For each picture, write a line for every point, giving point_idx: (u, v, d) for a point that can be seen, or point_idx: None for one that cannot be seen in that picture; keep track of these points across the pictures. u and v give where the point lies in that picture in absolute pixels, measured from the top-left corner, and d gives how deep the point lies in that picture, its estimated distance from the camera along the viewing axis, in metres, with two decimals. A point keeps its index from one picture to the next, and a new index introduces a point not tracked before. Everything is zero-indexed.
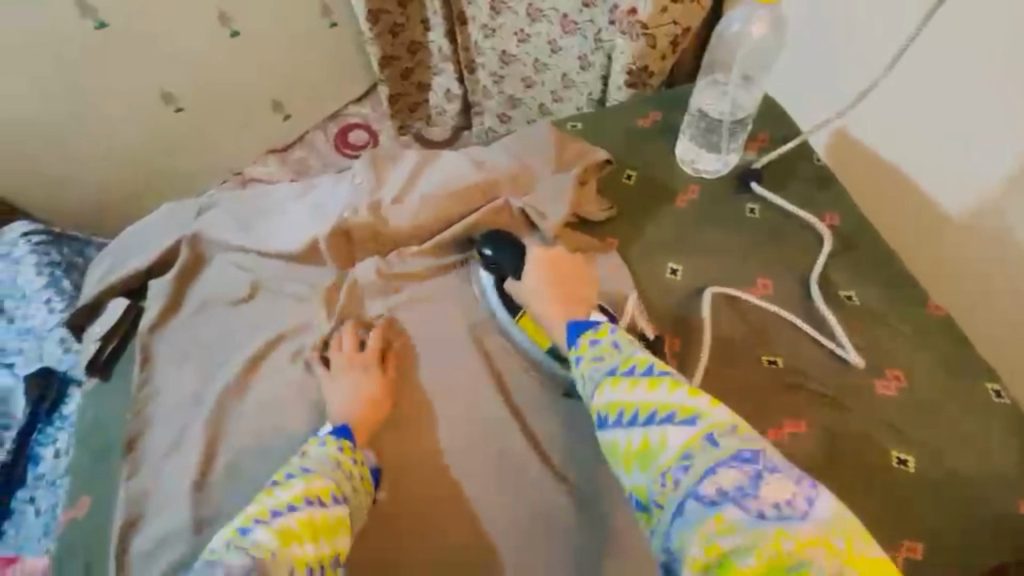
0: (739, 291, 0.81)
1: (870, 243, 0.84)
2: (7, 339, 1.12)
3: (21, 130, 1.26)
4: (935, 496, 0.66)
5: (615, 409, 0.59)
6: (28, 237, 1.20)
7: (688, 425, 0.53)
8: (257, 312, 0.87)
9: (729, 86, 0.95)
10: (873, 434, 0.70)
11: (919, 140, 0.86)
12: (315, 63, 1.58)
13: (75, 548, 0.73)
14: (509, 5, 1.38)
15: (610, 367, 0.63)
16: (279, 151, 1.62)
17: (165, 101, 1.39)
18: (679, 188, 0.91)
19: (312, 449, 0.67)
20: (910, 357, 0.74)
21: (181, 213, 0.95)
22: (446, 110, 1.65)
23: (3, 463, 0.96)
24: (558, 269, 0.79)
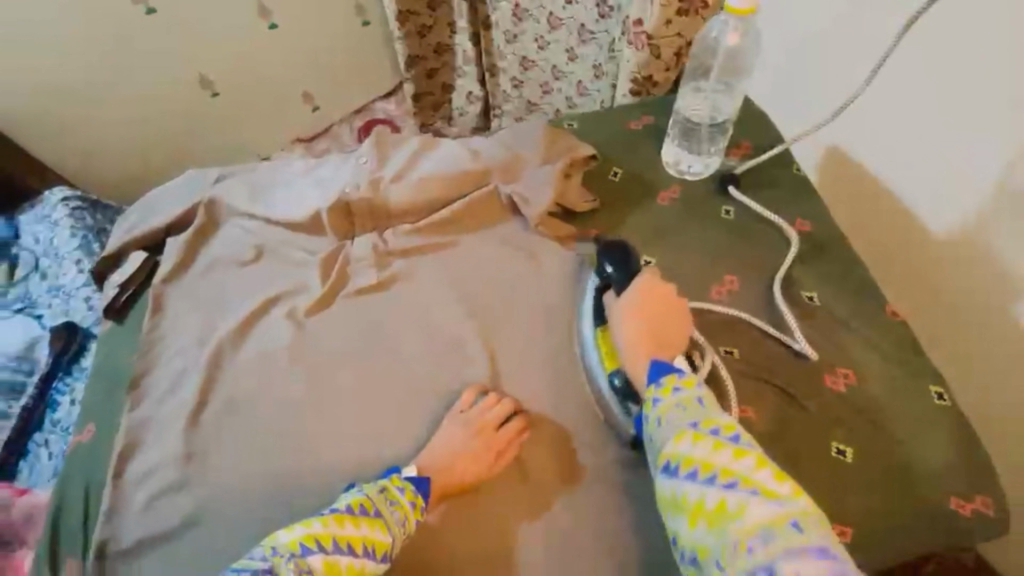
0: (709, 304, 0.84)
1: (837, 249, 0.88)
2: (43, 295, 1.24)
3: (69, 103, 1.38)
4: (869, 485, 0.70)
5: (691, 465, 0.61)
6: (66, 203, 1.31)
7: (772, 508, 0.56)
8: (258, 274, 0.95)
9: (709, 91, 1.00)
10: (817, 425, 0.74)
11: (913, 150, 0.93)
12: (346, 58, 1.68)
13: (78, 467, 0.81)
14: (531, 13, 1.46)
15: (692, 420, 0.64)
16: (306, 141, 1.73)
17: (203, 86, 1.50)
18: (663, 187, 0.96)
19: (393, 489, 0.70)
20: (863, 359, 0.78)
21: (198, 180, 1.03)
22: (468, 111, 1.74)
23: (26, 406, 1.07)
24: (661, 307, 0.78)
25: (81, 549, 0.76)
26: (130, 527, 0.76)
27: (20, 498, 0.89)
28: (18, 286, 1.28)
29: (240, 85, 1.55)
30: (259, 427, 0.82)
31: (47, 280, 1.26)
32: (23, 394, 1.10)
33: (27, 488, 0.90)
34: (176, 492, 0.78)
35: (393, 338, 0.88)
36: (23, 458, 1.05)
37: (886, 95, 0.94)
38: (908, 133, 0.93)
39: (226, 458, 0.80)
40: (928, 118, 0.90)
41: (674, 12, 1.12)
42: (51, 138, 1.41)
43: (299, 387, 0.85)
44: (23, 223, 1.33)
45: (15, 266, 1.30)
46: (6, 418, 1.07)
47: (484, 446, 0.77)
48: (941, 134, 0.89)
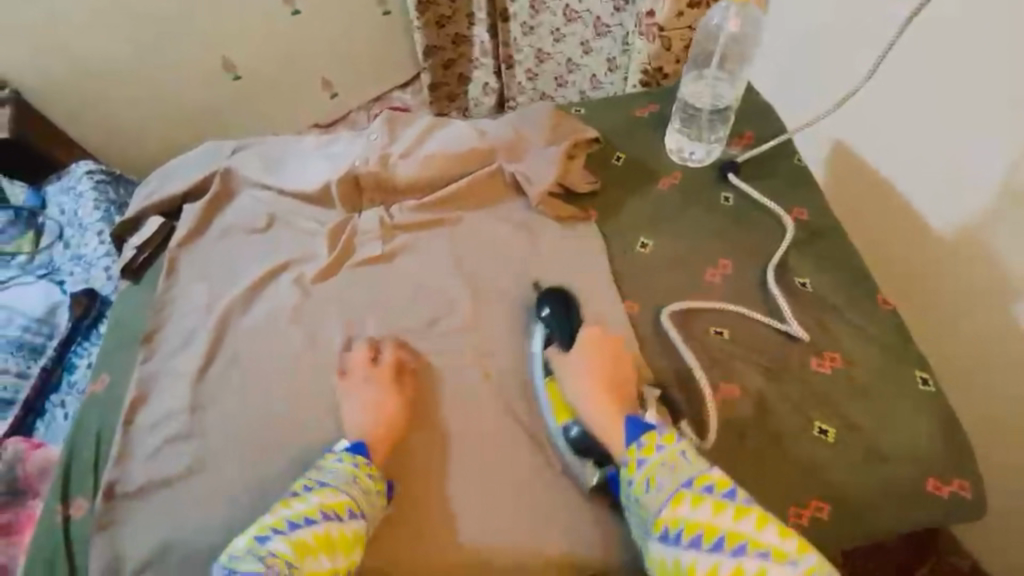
0: (692, 300, 0.85)
1: (832, 238, 0.89)
2: (65, 263, 1.31)
3: (99, 79, 1.44)
4: (847, 464, 0.72)
5: (694, 531, 0.61)
6: (91, 174, 1.36)
7: (784, 567, 0.57)
8: (269, 241, 0.99)
9: (711, 79, 1.02)
10: (801, 406, 0.76)
11: (915, 147, 0.94)
12: (365, 45, 1.72)
13: (91, 415, 0.85)
14: (548, 5, 1.48)
15: (685, 480, 0.65)
16: (323, 127, 1.77)
17: (226, 69, 1.55)
18: (663, 172, 0.98)
19: (328, 462, 0.73)
20: (850, 345, 0.80)
21: (217, 151, 1.07)
22: (482, 103, 1.76)
23: (45, 367, 1.13)
24: (615, 359, 0.80)
25: (89, 490, 0.79)
26: (136, 471, 0.79)
27: (36, 451, 0.95)
28: (42, 254, 1.34)
29: (261, 68, 1.60)
30: (263, 383, 0.86)
31: (69, 249, 1.32)
32: (42, 356, 1.16)
33: (41, 443, 0.97)
34: (181, 442, 0.81)
35: (393, 307, 0.92)
36: (39, 418, 1.11)
37: (889, 93, 0.95)
38: (910, 129, 0.94)
39: (230, 410, 0.84)
40: (930, 115, 0.90)
41: (686, 5, 1.14)
42: (79, 114, 1.47)
43: (302, 349, 0.88)
44: (50, 193, 1.39)
45: (41, 233, 1.36)
46: (25, 378, 1.13)
47: (393, 402, 0.82)
48: (944, 133, 0.89)
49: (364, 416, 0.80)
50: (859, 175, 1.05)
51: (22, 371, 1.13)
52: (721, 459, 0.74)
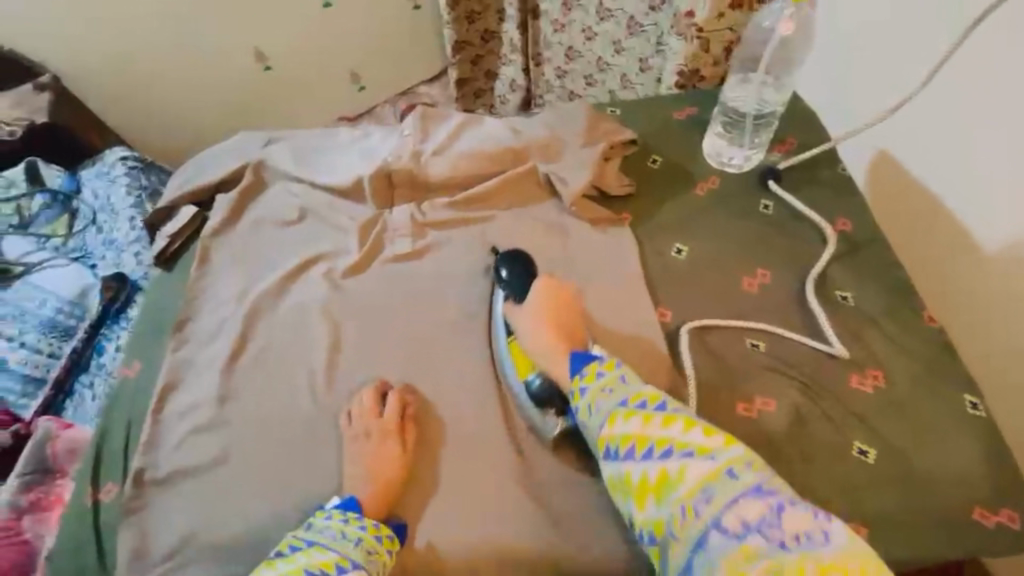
0: (714, 320, 0.82)
1: (877, 252, 0.85)
2: (98, 247, 1.32)
3: (135, 67, 1.48)
4: (886, 487, 0.69)
5: (628, 443, 0.69)
6: (125, 161, 1.39)
7: (706, 462, 0.65)
8: (300, 233, 0.99)
9: (757, 81, 0.97)
10: (840, 425, 0.73)
11: (965, 154, 0.89)
12: (395, 40, 1.69)
13: (122, 400, 0.86)
14: (580, 3, 1.46)
15: (620, 400, 0.72)
16: (349, 121, 1.76)
17: (258, 61, 1.57)
18: (700, 177, 0.95)
19: (315, 522, 0.72)
20: (894, 364, 0.76)
21: (250, 142, 1.08)
22: (509, 100, 1.73)
23: (76, 348, 1.16)
24: (563, 306, 0.84)
25: (119, 474, 0.80)
26: (165, 458, 0.80)
27: (66, 431, 0.97)
28: (75, 238, 1.36)
29: (290, 59, 1.61)
30: (289, 376, 0.86)
31: (102, 233, 1.34)
32: (73, 338, 1.19)
33: (70, 423, 0.98)
34: (209, 432, 0.82)
35: (421, 305, 0.91)
36: (68, 396, 1.13)
37: (943, 103, 0.90)
38: (959, 135, 0.89)
39: (257, 401, 0.84)
40: (981, 121, 0.86)
41: (728, 5, 1.11)
42: (119, 100, 1.53)
43: (327, 344, 0.88)
44: (84, 177, 1.41)
45: (75, 216, 1.38)
46: (56, 358, 1.17)
47: (397, 431, 0.79)
48: (996, 139, 0.85)
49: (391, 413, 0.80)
50: (901, 186, 1.01)
51: (54, 351, 1.17)
52: None
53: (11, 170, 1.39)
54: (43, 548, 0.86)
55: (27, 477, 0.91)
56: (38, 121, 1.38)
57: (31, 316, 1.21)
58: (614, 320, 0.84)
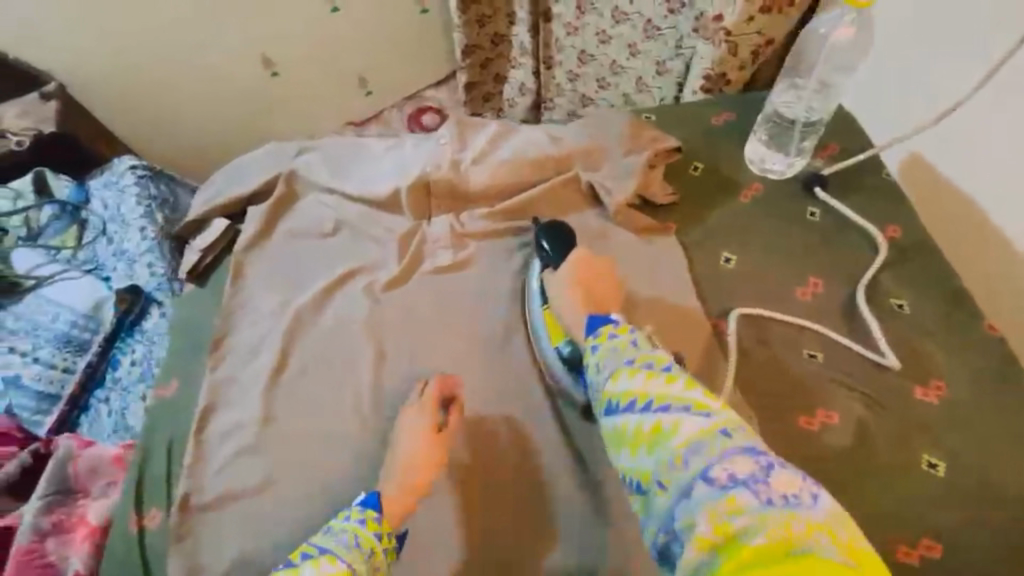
0: (762, 309, 0.83)
1: (929, 259, 0.84)
2: (109, 257, 1.29)
3: (141, 75, 1.44)
4: (958, 500, 0.68)
5: (628, 396, 0.63)
6: (134, 169, 1.33)
7: (703, 418, 0.57)
8: (337, 246, 0.97)
9: (806, 90, 0.98)
10: (908, 437, 0.72)
11: (992, 151, 0.83)
12: (403, 44, 1.69)
13: (161, 422, 0.83)
14: (595, 6, 1.44)
15: (627, 359, 0.66)
16: (356, 125, 1.76)
17: (265, 67, 1.54)
18: (744, 184, 0.94)
19: (334, 523, 0.67)
20: (956, 374, 0.75)
21: (283, 152, 1.04)
22: (518, 103, 1.74)
23: (91, 363, 1.14)
24: (597, 276, 0.84)
25: (164, 499, 0.77)
26: (213, 481, 0.78)
27: (88, 449, 0.91)
28: (87, 250, 1.33)
29: (299, 66, 1.58)
30: (335, 392, 0.84)
31: (112, 244, 1.30)
32: (87, 352, 1.18)
33: (90, 440, 0.93)
34: (255, 453, 0.79)
35: (465, 317, 0.90)
36: (83, 413, 1.12)
37: (987, 108, 0.82)
38: (981, 131, 0.84)
39: (303, 419, 0.82)
40: (999, 119, 0.81)
41: (758, 9, 1.06)
42: (124, 111, 1.49)
43: (370, 357, 0.86)
44: (92, 187, 1.36)
45: (85, 228, 1.35)
46: (71, 372, 1.14)
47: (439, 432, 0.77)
48: (1006, 139, 0.80)
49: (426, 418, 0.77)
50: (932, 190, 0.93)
51: (68, 365, 1.15)
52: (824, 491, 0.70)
53: (19, 181, 1.36)
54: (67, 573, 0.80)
55: (50, 499, 0.85)
56: (46, 132, 1.35)
57: (45, 331, 1.19)
58: (668, 331, 0.82)
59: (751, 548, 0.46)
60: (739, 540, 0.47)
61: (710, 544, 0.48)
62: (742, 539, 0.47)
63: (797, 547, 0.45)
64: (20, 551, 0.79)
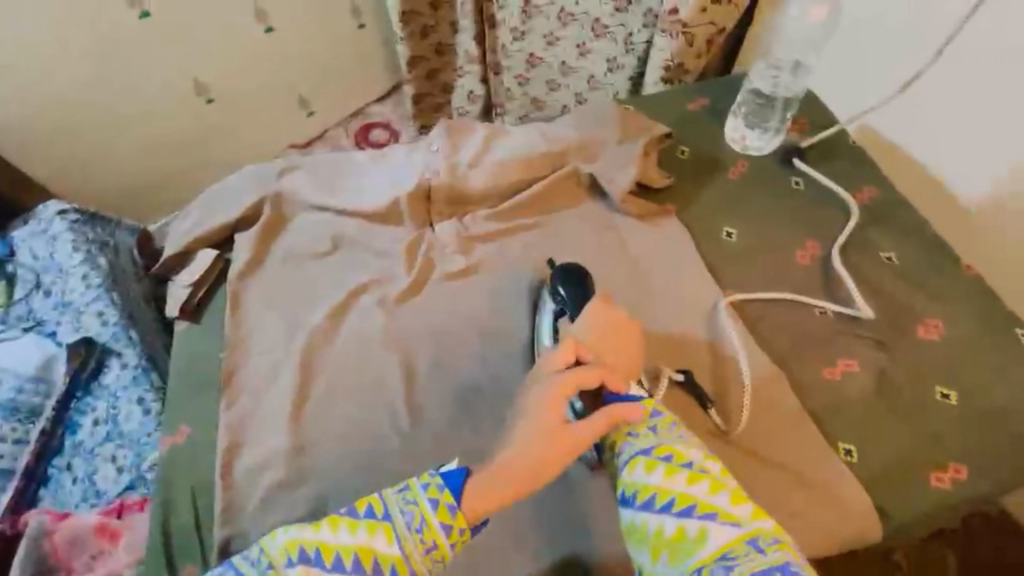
0: (753, 291, 0.87)
1: (901, 211, 0.93)
2: (49, 312, 1.16)
3: (67, 113, 1.33)
4: (973, 423, 0.76)
5: (648, 493, 0.64)
6: (64, 215, 1.20)
7: (729, 527, 0.61)
8: (339, 264, 0.93)
9: (782, 73, 1.03)
10: (921, 373, 0.79)
11: (946, 120, 0.94)
12: (346, 59, 1.64)
13: (178, 471, 0.77)
14: (541, 9, 1.41)
15: (645, 448, 0.67)
16: (300, 147, 1.68)
17: (197, 92, 1.45)
18: (729, 162, 1.00)
19: (413, 485, 0.65)
20: (948, 312, 0.84)
21: (260, 175, 0.98)
22: (469, 111, 1.67)
23: (43, 432, 1.05)
24: (620, 329, 0.77)
25: (198, 552, 0.72)
26: (252, 525, 0.73)
27: (63, 522, 0.85)
28: (20, 307, 1.20)
29: (240, 91, 1.51)
30: (368, 411, 0.81)
31: (52, 296, 1.17)
32: (40, 418, 1.07)
33: (67, 512, 0.87)
34: (295, 486, 0.75)
35: (488, 322, 0.89)
36: (44, 485, 1.04)
37: (945, 77, 0.92)
38: (935, 102, 0.94)
39: (339, 445, 0.78)
40: (951, 89, 0.92)
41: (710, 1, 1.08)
42: (44, 150, 1.36)
43: (398, 373, 0.84)
44: (16, 238, 1.23)
45: (16, 282, 1.23)
46: (24, 443, 1.05)
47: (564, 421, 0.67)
48: (969, 102, 0.90)
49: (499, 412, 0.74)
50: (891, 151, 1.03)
51: (20, 437, 1.05)
52: (860, 436, 0.76)
53: None
54: None
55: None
56: None
57: None
58: (687, 304, 0.86)
59: None
60: None
61: None
62: None
63: None
64: None
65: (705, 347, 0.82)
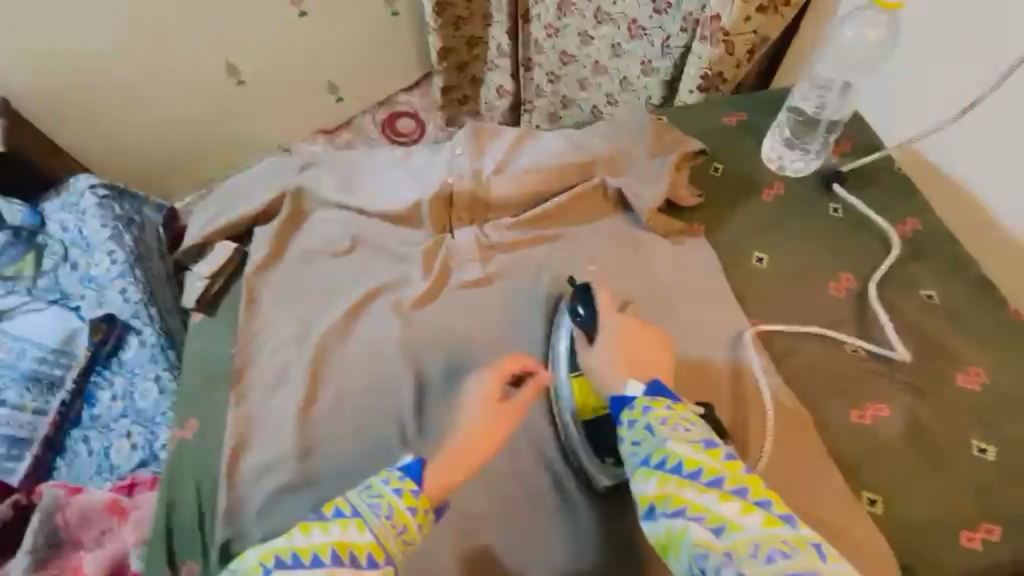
0: (777, 322, 0.83)
1: (946, 246, 0.88)
2: (74, 285, 1.18)
3: (101, 89, 1.35)
4: (1012, 481, 0.72)
5: (645, 502, 0.58)
6: (94, 189, 1.21)
7: (716, 528, 0.53)
8: (356, 264, 0.92)
9: (831, 91, 0.94)
10: (959, 425, 0.75)
11: (1002, 152, 0.86)
12: (378, 47, 1.60)
13: (185, 465, 0.77)
14: (577, 6, 1.36)
15: (642, 456, 0.60)
16: (327, 133, 1.68)
17: (229, 74, 1.45)
18: (765, 183, 0.95)
19: (374, 482, 0.62)
20: (992, 360, 0.79)
21: (282, 167, 0.98)
22: (497, 105, 1.65)
23: (63, 402, 1.06)
24: (642, 341, 0.75)
25: (199, 550, 0.72)
26: (253, 528, 0.73)
27: (76, 496, 0.85)
28: (44, 278, 1.20)
29: (270, 76, 1.51)
30: (375, 419, 0.80)
31: (78, 270, 1.18)
32: (59, 389, 1.07)
33: (80, 487, 0.87)
34: (297, 491, 0.75)
35: (503, 335, 0.86)
36: (61, 455, 1.04)
37: (1008, 105, 0.83)
38: (989, 130, 0.87)
39: (344, 452, 0.78)
40: (1000, 121, 0.85)
41: (755, 9, 1.02)
42: (78, 124, 1.38)
43: (409, 381, 0.82)
44: (48, 209, 1.24)
45: (43, 253, 1.22)
46: (43, 414, 1.05)
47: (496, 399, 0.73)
48: None
49: (469, 409, 0.73)
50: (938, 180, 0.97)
51: (40, 407, 1.05)
52: (886, 486, 0.72)
53: None
54: None
55: (39, 555, 0.83)
56: None
57: (9, 370, 1.07)
58: (709, 330, 0.82)
59: None
60: None
61: None
62: None
63: None
64: None
65: (727, 380, 0.79)
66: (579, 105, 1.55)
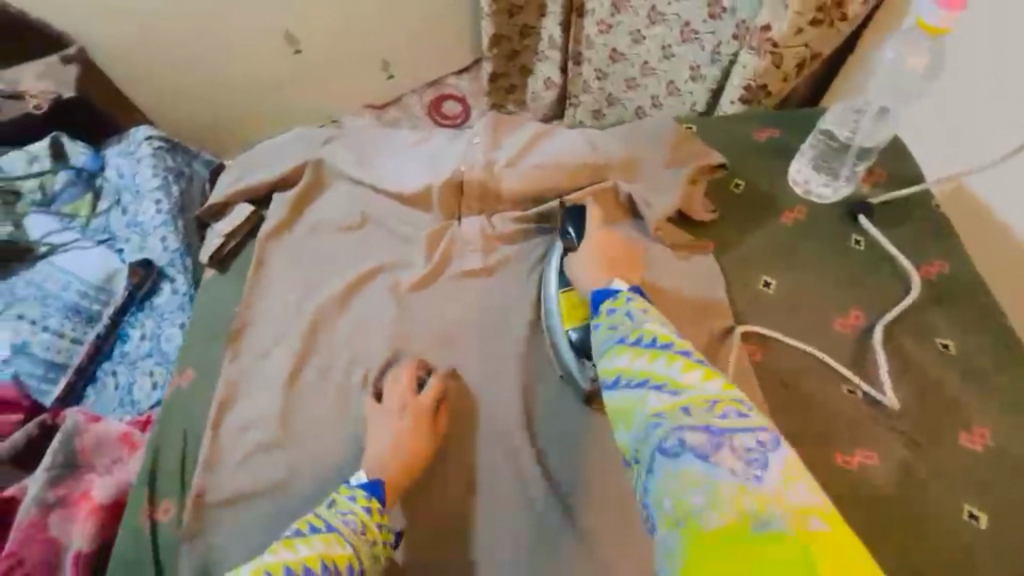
0: (769, 331, 0.81)
1: (971, 296, 0.82)
2: (122, 228, 1.23)
3: (167, 49, 1.41)
4: (1003, 554, 0.67)
5: (614, 374, 0.59)
6: (150, 141, 1.27)
7: (672, 395, 0.53)
8: (363, 240, 0.94)
9: (865, 115, 0.91)
10: (952, 487, 0.70)
11: None
12: (433, 28, 1.61)
13: (178, 410, 0.82)
14: (631, 5, 1.32)
15: (618, 337, 0.63)
16: (375, 108, 1.71)
17: (288, 43, 1.48)
18: (786, 206, 0.91)
19: (340, 500, 0.66)
20: (1003, 424, 0.73)
21: (309, 137, 1.01)
22: (543, 97, 1.64)
23: (98, 336, 1.12)
24: (622, 254, 0.82)
25: (176, 491, 0.77)
26: (226, 479, 0.77)
27: (93, 424, 0.91)
28: (97, 219, 1.26)
29: (324, 50, 1.54)
30: (352, 395, 0.82)
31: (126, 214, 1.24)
32: (97, 323, 1.14)
33: (99, 417, 0.93)
34: (272, 449, 0.78)
35: (492, 328, 0.87)
36: (91, 383, 1.11)
37: None
38: None
39: (322, 419, 0.81)
40: None
41: (808, 21, 0.95)
42: (140, 78, 1.46)
43: (395, 360, 0.84)
44: (109, 155, 1.30)
45: (100, 196, 1.28)
46: (80, 343, 1.11)
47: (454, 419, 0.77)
48: None
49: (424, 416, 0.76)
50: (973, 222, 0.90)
51: (77, 336, 1.11)
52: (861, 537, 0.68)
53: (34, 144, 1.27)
54: (70, 544, 0.80)
55: (55, 472, 0.86)
56: (63, 97, 1.28)
57: (53, 300, 1.13)
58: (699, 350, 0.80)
59: (706, 526, 0.45)
60: (696, 516, 0.45)
61: (672, 520, 0.46)
62: (699, 516, 0.45)
63: (749, 523, 0.43)
64: (26, 524, 0.79)
65: None
66: (623, 104, 1.51)
